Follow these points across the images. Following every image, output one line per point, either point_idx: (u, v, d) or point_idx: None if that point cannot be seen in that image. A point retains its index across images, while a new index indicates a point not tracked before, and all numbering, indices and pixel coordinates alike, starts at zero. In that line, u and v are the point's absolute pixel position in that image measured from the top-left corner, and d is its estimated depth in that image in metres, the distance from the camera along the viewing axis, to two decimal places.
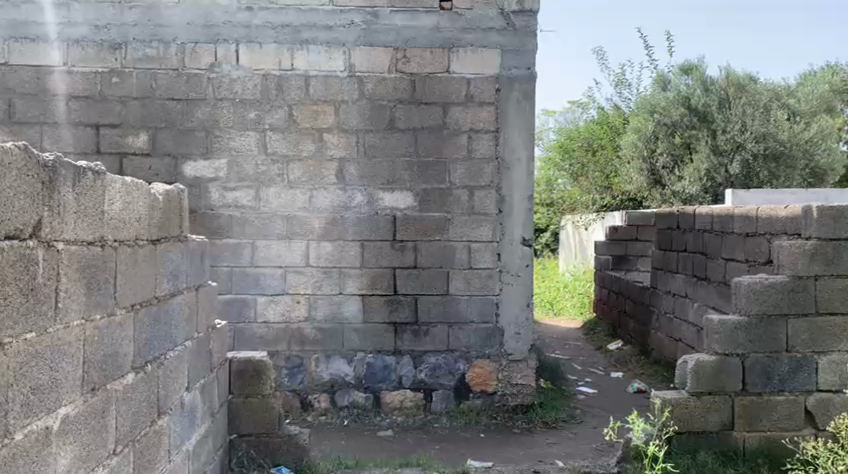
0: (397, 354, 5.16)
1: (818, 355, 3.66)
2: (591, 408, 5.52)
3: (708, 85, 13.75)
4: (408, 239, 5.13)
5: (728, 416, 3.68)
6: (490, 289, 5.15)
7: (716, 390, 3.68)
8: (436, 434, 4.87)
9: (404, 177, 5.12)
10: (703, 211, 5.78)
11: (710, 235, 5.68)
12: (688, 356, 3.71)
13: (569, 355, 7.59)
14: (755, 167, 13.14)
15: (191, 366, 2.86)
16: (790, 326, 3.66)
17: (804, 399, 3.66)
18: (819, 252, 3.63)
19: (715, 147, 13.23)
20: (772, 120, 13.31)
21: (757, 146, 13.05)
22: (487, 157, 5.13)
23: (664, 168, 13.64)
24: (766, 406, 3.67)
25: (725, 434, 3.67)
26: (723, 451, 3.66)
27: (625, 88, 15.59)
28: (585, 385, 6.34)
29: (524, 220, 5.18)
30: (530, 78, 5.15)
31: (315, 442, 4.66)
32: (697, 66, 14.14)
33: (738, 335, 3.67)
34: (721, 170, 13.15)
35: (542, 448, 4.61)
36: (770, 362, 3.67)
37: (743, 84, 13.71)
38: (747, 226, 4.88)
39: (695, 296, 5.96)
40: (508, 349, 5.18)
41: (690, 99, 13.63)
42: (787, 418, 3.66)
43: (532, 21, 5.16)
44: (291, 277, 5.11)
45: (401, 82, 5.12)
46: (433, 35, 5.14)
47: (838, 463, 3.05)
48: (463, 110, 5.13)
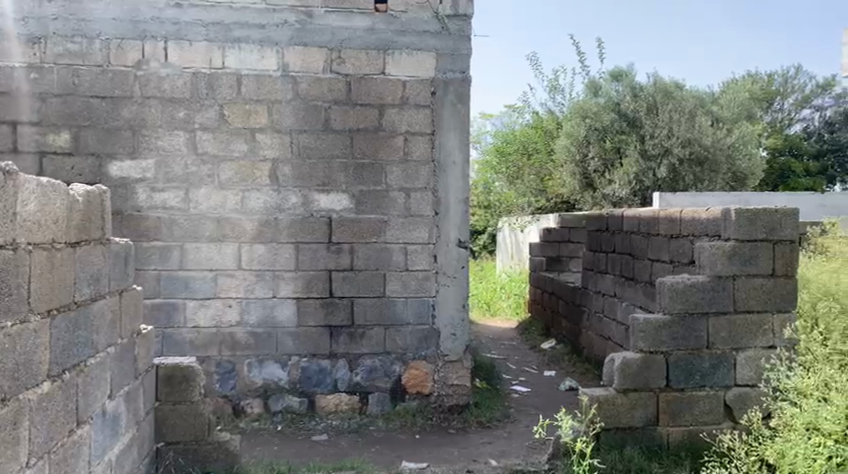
0: (332, 357, 5.12)
1: (736, 351, 3.82)
2: (524, 407, 5.61)
3: (637, 91, 14.32)
4: (343, 241, 5.10)
5: (653, 411, 3.80)
6: (426, 290, 5.17)
7: (641, 387, 3.80)
8: (371, 436, 4.86)
9: (340, 178, 5.09)
10: (631, 214, 5.96)
11: (637, 236, 5.86)
12: (615, 354, 3.82)
13: (503, 355, 7.69)
14: (681, 171, 13.54)
15: (114, 372, 2.77)
16: (711, 323, 3.82)
17: (724, 394, 3.81)
18: (738, 252, 3.80)
19: (643, 152, 13.64)
20: (697, 126, 13.72)
21: (684, 151, 13.47)
22: (423, 159, 5.16)
23: (595, 171, 14.08)
24: (688, 401, 3.81)
25: (650, 430, 3.80)
26: (648, 446, 3.78)
27: (559, 93, 15.93)
28: (519, 384, 6.44)
29: (460, 222, 5.21)
30: (464, 81, 5.19)
31: (247, 448, 4.57)
32: (626, 73, 14.67)
33: (663, 333, 3.81)
34: (649, 173, 13.56)
35: (476, 447, 4.65)
36: (691, 359, 3.81)
37: (670, 91, 14.22)
38: (672, 228, 5.07)
39: (623, 295, 6.14)
40: (444, 351, 5.20)
41: (619, 105, 14.22)
42: (708, 412, 3.81)
43: (466, 25, 5.21)
44: (222, 280, 5.01)
45: (336, 83, 5.09)
46: (368, 36, 5.13)
47: (750, 453, 3.17)
48: (399, 112, 5.14)
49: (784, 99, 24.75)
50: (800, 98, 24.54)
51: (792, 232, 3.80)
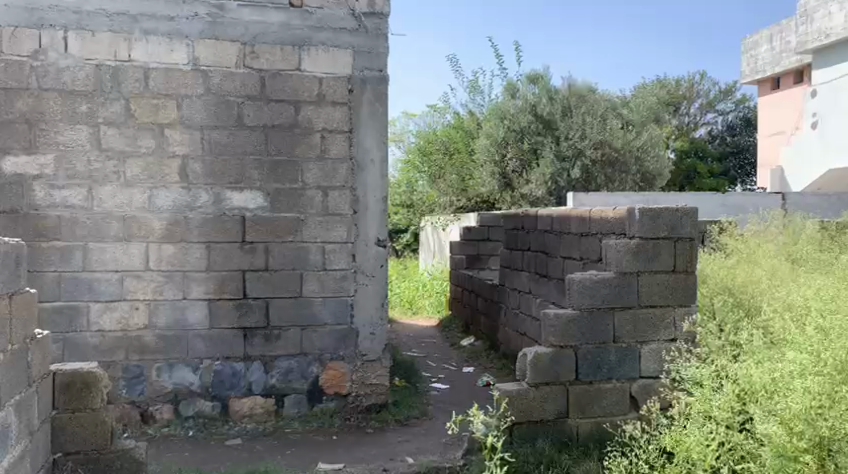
0: (246, 359, 4.99)
1: (641, 344, 3.97)
2: (442, 403, 5.65)
3: (553, 93, 14.55)
4: (258, 240, 4.99)
5: (563, 404, 3.91)
6: (344, 289, 5.13)
7: (552, 381, 3.90)
8: (287, 439, 4.78)
9: (254, 176, 4.98)
10: (544, 213, 6.11)
11: (550, 235, 6.01)
12: (527, 349, 3.90)
13: (424, 353, 7.72)
14: (593, 172, 14.09)
15: (2, 381, 2.60)
16: (617, 318, 3.96)
17: (629, 386, 3.96)
18: (642, 249, 3.95)
19: (558, 153, 14.05)
20: (608, 128, 14.26)
21: (595, 153, 14.01)
22: (340, 158, 5.11)
23: (513, 172, 14.36)
24: (596, 393, 3.93)
25: (560, 422, 3.90)
26: (559, 438, 3.88)
27: (478, 95, 16.14)
28: (438, 381, 6.48)
29: (378, 221, 5.19)
30: (381, 80, 5.18)
31: (155, 455, 4.41)
32: (542, 75, 14.88)
33: (572, 328, 3.92)
34: (563, 174, 13.99)
35: (394, 446, 4.65)
36: (599, 352, 3.94)
37: (584, 94, 14.54)
38: (582, 226, 5.22)
39: (538, 292, 6.28)
40: (362, 350, 5.17)
41: (535, 107, 14.48)
42: (615, 404, 3.95)
43: (382, 23, 5.19)
44: (129, 282, 4.80)
45: (249, 79, 4.97)
46: (282, 32, 5.04)
47: (648, 440, 3.27)
48: (315, 109, 5.07)
49: (691, 103, 25.84)
50: (705, 103, 25.74)
51: (692, 230, 3.98)
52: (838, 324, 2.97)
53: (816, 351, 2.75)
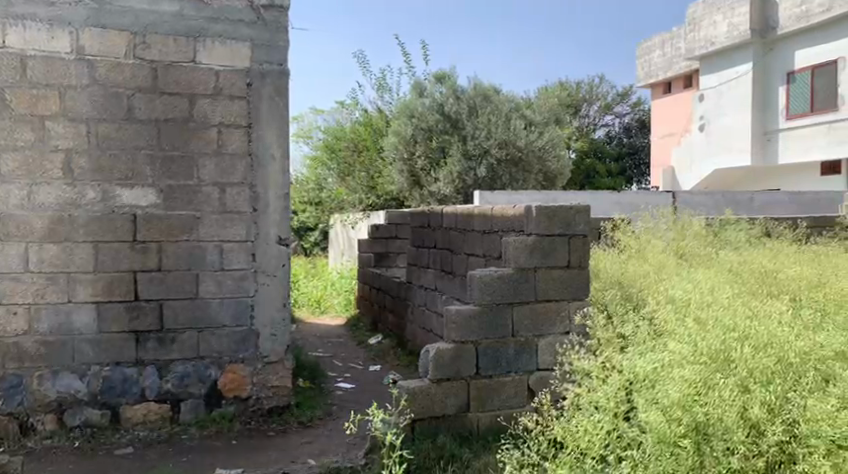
0: (139, 364, 4.76)
1: (538, 338, 4.08)
2: (347, 403, 5.59)
3: (460, 93, 14.84)
4: (150, 239, 4.76)
5: (464, 399, 3.94)
6: (243, 290, 4.97)
7: (453, 376, 3.93)
8: (183, 445, 4.59)
9: (146, 172, 4.75)
10: (449, 211, 6.17)
11: (454, 232, 6.07)
12: (429, 345, 3.91)
13: (329, 353, 7.61)
14: (498, 171, 14.26)
15: None
16: (515, 312, 4.04)
17: (526, 379, 4.05)
18: (539, 246, 4.05)
19: (465, 152, 14.19)
20: (512, 128, 14.50)
21: (500, 153, 14.19)
22: (239, 153, 4.95)
23: (422, 170, 14.46)
24: (496, 387, 4.00)
25: (461, 417, 3.94)
26: (459, 433, 3.92)
27: (386, 92, 16.11)
28: (344, 381, 6.40)
29: (279, 219, 5.07)
30: (282, 74, 5.06)
31: (35, 469, 4.13)
32: (449, 75, 15.07)
33: (473, 324, 3.97)
34: (470, 172, 14.05)
35: (295, 448, 4.55)
36: (498, 346, 4.01)
37: (488, 94, 14.97)
38: (484, 224, 5.29)
39: (443, 288, 6.32)
40: (263, 352, 5.03)
41: (443, 106, 14.61)
42: (513, 396, 4.03)
43: (282, 17, 5.07)
44: (5, 284, 4.49)
45: (140, 70, 4.73)
46: (176, 21, 4.83)
47: (540, 429, 3.33)
48: (211, 103, 4.89)
49: (591, 105, 26.80)
50: (602, 106, 26.70)
51: (585, 227, 4.12)
52: (714, 319, 3.17)
53: (693, 343, 2.92)
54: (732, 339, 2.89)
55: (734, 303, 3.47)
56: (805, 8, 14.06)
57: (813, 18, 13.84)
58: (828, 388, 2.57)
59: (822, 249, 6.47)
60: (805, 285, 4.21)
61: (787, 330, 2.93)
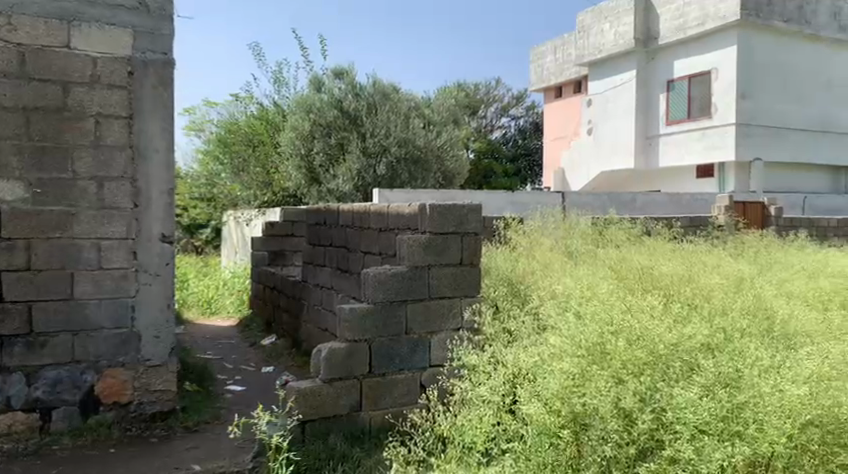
0: (3, 370, 4.43)
1: (431, 335, 4.10)
2: (236, 405, 5.40)
3: (359, 90, 14.80)
4: (18, 237, 4.45)
5: (356, 398, 3.90)
6: (123, 290, 4.69)
7: (346, 375, 3.87)
8: (53, 456, 4.27)
9: (13, 164, 4.43)
10: (345, 209, 6.11)
11: (350, 230, 6.02)
12: (321, 345, 3.84)
13: (220, 355, 7.35)
14: (398, 169, 14.23)
15: None
16: (409, 310, 4.04)
17: (419, 375, 4.06)
18: (432, 244, 4.08)
19: (364, 149, 14.16)
20: (411, 127, 14.57)
21: (400, 151, 14.19)
22: (118, 145, 4.67)
23: (320, 167, 14.21)
24: (389, 385, 3.98)
25: (353, 416, 3.89)
26: (351, 432, 3.87)
27: (284, 86, 15.77)
28: (235, 383, 6.19)
29: (163, 216, 4.81)
30: (166, 63, 4.81)
31: None
32: (348, 70, 15.01)
33: (366, 322, 3.93)
34: (370, 170, 14.07)
35: (180, 454, 4.34)
36: (391, 344, 4.00)
37: (387, 93, 15.02)
38: (380, 221, 5.27)
39: (338, 287, 6.26)
40: (145, 356, 4.76)
41: (341, 102, 14.54)
42: (406, 394, 4.03)
43: (166, 4, 4.83)
44: None
45: (6, 54, 4.40)
46: (47, 3, 4.53)
47: (429, 423, 3.34)
48: (88, 91, 4.60)
49: (488, 107, 27.37)
50: (500, 107, 27.44)
51: (478, 225, 4.18)
52: (592, 313, 3.32)
53: (572, 337, 3.05)
54: (607, 332, 3.04)
55: (611, 298, 3.64)
56: (682, 21, 14.99)
57: (689, 30, 14.78)
58: (692, 377, 2.73)
59: (697, 247, 6.90)
60: (679, 280, 4.47)
61: (657, 323, 3.10)
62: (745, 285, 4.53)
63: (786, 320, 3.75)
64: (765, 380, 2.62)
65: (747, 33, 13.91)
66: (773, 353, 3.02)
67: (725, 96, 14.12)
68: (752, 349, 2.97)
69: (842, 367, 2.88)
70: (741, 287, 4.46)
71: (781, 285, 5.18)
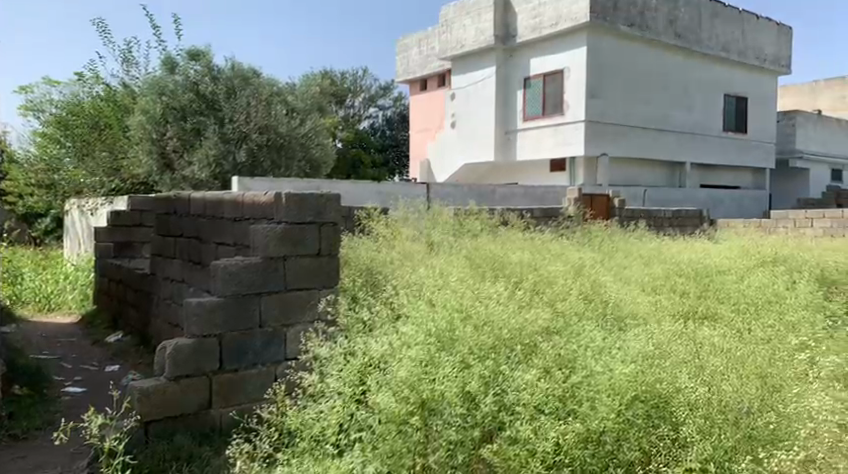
0: None
1: (287, 327, 3.93)
2: (73, 408, 4.99)
3: (216, 73, 14.27)
4: None
5: (205, 396, 3.68)
6: None
7: (193, 373, 3.64)
8: None
9: None
10: (197, 197, 5.80)
11: (203, 220, 5.72)
12: (166, 341, 3.60)
13: (57, 355, 6.73)
14: (259, 156, 13.89)
15: None
16: (262, 303, 3.86)
17: (274, 370, 3.88)
18: (288, 235, 3.92)
19: (222, 135, 13.57)
20: (272, 114, 14.26)
21: (261, 138, 13.93)
22: None
23: (174, 151, 13.42)
24: (241, 380, 3.78)
25: (202, 414, 3.67)
26: (200, 431, 3.65)
27: (133, 67, 14.78)
28: (74, 385, 5.71)
29: None
30: None
31: None
32: (204, 52, 14.28)
33: (216, 317, 3.71)
34: (228, 157, 13.54)
35: (5, 465, 3.94)
36: (244, 338, 3.80)
37: (247, 77, 14.60)
38: (235, 211, 5.03)
39: (190, 280, 5.95)
40: None
41: (197, 85, 13.92)
42: (260, 389, 3.84)
43: None
44: None
45: None
46: None
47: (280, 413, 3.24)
48: None
49: (355, 97, 27.36)
50: (367, 97, 27.40)
51: (336, 215, 4.08)
52: (442, 300, 3.41)
53: (422, 324, 3.12)
54: (456, 319, 3.14)
55: (460, 286, 3.73)
56: (538, 20, 15.62)
57: (544, 30, 15.46)
58: (532, 360, 2.90)
59: (548, 236, 7.24)
60: (524, 266, 4.68)
61: (502, 309, 3.26)
62: (584, 271, 4.81)
63: (617, 302, 4.03)
64: (597, 361, 2.84)
65: (595, 35, 14.81)
66: (606, 336, 3.26)
67: (576, 94, 14.99)
68: (586, 332, 3.21)
69: (664, 345, 3.17)
70: (581, 273, 4.73)
71: (621, 272, 5.55)
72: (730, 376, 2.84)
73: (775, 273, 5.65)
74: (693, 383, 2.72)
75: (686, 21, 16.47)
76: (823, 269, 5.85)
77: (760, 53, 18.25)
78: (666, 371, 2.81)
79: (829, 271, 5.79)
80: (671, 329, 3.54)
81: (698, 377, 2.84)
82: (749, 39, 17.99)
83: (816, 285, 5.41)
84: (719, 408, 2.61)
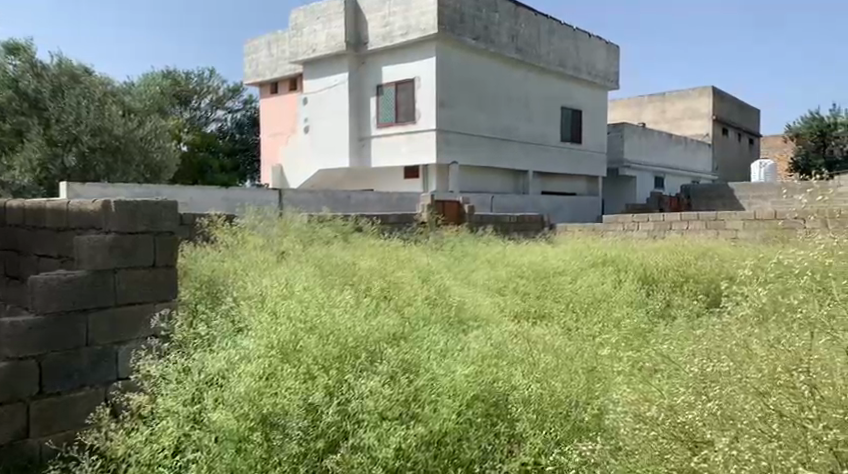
0: None
1: (118, 345, 3.63)
2: None
3: (39, 70, 13.08)
4: None
5: (22, 423, 3.28)
6: None
7: (6, 399, 3.24)
8: None
9: None
10: (14, 206, 5.25)
11: (21, 231, 5.18)
12: None
13: None
14: (91, 160, 12.95)
15: None
16: (90, 320, 3.55)
17: (103, 390, 3.56)
18: (119, 245, 3.66)
19: (48, 138, 12.60)
20: (106, 115, 13.33)
21: (93, 140, 12.93)
22: None
23: None
24: (65, 404, 3.42)
25: (17, 444, 3.26)
26: (15, 464, 3.24)
27: None
28: None
29: None
30: None
31: None
32: (25, 47, 13.04)
33: (33, 336, 3.35)
34: (56, 161, 12.56)
35: None
36: (67, 360, 3.46)
37: (77, 74, 13.58)
38: (58, 220, 4.62)
39: (6, 297, 5.39)
40: None
41: (17, 82, 12.62)
42: (86, 412, 3.49)
43: None
44: None
45: None
46: None
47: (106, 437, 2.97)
48: None
49: (202, 98, 25.97)
50: (214, 99, 26.33)
51: (172, 225, 3.86)
52: (286, 310, 3.32)
53: (263, 337, 3.03)
54: (301, 329, 3.09)
55: (305, 295, 3.68)
56: (388, 29, 15.84)
57: (394, 39, 15.68)
58: (375, 366, 2.93)
59: (399, 243, 7.34)
60: (373, 273, 4.70)
61: (346, 316, 3.26)
62: (431, 276, 4.91)
63: (461, 306, 4.14)
64: (439, 365, 2.94)
65: (443, 45, 15.26)
66: (449, 340, 3.38)
67: (426, 103, 15.38)
68: (430, 337, 3.31)
69: (502, 345, 3.33)
70: (427, 278, 4.83)
71: (468, 275, 5.72)
72: (559, 373, 3.05)
73: (605, 273, 6.09)
74: (526, 381, 2.92)
75: (526, 36, 17.39)
76: (645, 268, 6.39)
77: (592, 69, 19.68)
78: (502, 370, 3.00)
79: (651, 269, 6.33)
80: (512, 329, 3.71)
81: (532, 374, 3.02)
82: (583, 55, 19.34)
83: (639, 284, 5.91)
84: (550, 403, 2.81)
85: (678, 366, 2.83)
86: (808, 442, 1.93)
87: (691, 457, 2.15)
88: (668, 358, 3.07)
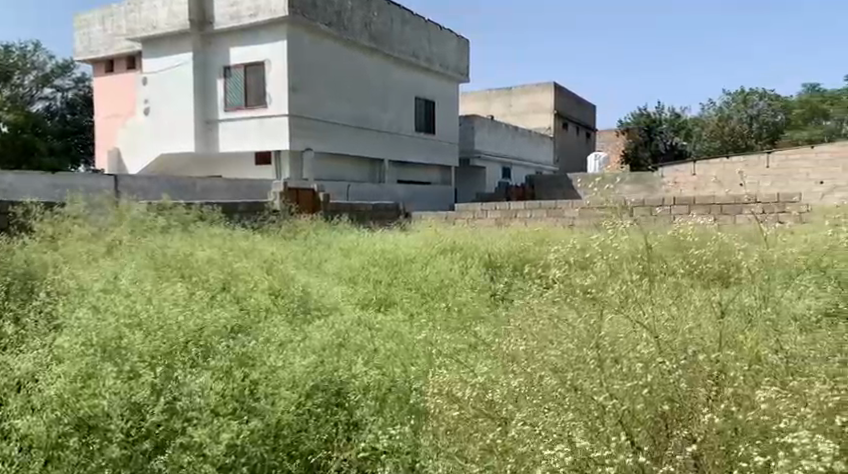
0: None
1: None
2: None
3: None
4: None
5: None
6: None
7: None
8: None
9: None
10: None
11: None
12: None
13: None
14: None
15: None
16: None
17: None
18: None
19: None
20: None
21: None
22: None
23: None
24: None
25: None
26: None
27: None
28: None
29: None
30: None
31: None
32: None
33: None
34: None
35: None
36: None
37: None
38: None
39: None
40: None
41: None
42: None
43: None
44: None
45: None
46: None
47: None
48: None
49: (25, 74, 23.65)
50: (40, 76, 24.01)
51: None
52: (111, 305, 3.12)
53: (82, 334, 2.82)
54: (125, 326, 2.91)
55: (132, 288, 3.46)
56: (236, 9, 15.30)
57: (243, 19, 15.16)
58: (206, 361, 2.82)
59: (246, 232, 7.09)
60: (210, 263, 4.53)
61: (178, 309, 3.11)
62: (276, 266, 4.81)
63: (308, 294, 4.09)
64: (275, 357, 2.90)
65: (294, 29, 14.93)
66: (290, 331, 3.32)
67: (276, 88, 15.01)
68: (271, 329, 3.26)
69: (345, 334, 3.33)
70: (273, 268, 4.72)
71: (318, 264, 5.66)
72: (396, 359, 3.11)
73: (453, 260, 6.24)
74: (366, 369, 2.96)
75: (379, 24, 17.47)
76: (491, 255, 6.64)
77: (444, 61, 20.14)
78: (342, 359, 3.01)
79: (495, 256, 6.58)
80: (357, 316, 3.71)
81: (372, 361, 3.08)
82: (434, 47, 19.72)
83: (484, 269, 6.15)
84: (386, 390, 2.89)
85: (502, 346, 2.98)
86: (597, 413, 2.12)
87: (491, 431, 2.23)
88: (498, 341, 3.22)
